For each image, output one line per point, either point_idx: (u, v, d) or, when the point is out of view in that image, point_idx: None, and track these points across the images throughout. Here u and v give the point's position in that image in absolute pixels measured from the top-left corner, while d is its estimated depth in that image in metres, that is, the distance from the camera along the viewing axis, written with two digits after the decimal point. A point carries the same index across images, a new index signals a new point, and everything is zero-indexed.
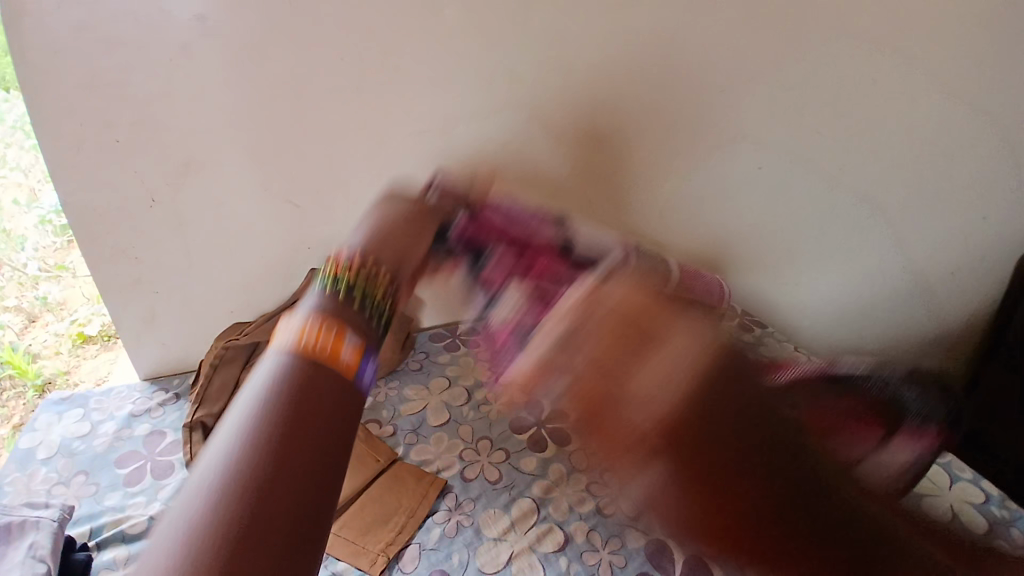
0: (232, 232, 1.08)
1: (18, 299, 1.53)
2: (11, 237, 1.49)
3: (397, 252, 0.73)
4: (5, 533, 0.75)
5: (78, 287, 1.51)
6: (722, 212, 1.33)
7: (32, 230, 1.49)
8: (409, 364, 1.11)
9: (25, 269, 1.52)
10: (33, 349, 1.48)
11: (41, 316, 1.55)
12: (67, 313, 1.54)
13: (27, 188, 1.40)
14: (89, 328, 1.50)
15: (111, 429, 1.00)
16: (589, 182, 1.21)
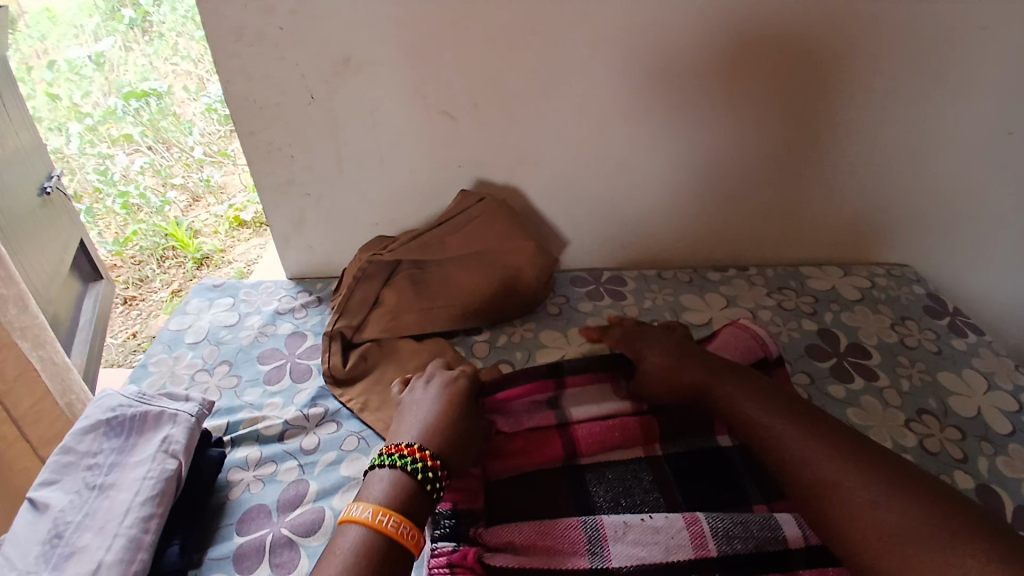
0: (382, 140, 1.02)
1: (185, 179, 1.80)
2: (180, 121, 1.83)
3: (463, 434, 0.67)
4: (142, 422, 0.74)
5: (238, 172, 1.86)
6: (945, 182, 1.07)
7: (198, 116, 1.86)
8: (548, 307, 1.03)
9: (192, 152, 1.83)
10: (196, 228, 1.72)
11: (203, 197, 1.80)
12: (226, 199, 1.79)
13: (199, 79, 1.88)
14: (245, 214, 1.74)
15: (255, 324, 1.02)
16: (783, 126, 1.02)
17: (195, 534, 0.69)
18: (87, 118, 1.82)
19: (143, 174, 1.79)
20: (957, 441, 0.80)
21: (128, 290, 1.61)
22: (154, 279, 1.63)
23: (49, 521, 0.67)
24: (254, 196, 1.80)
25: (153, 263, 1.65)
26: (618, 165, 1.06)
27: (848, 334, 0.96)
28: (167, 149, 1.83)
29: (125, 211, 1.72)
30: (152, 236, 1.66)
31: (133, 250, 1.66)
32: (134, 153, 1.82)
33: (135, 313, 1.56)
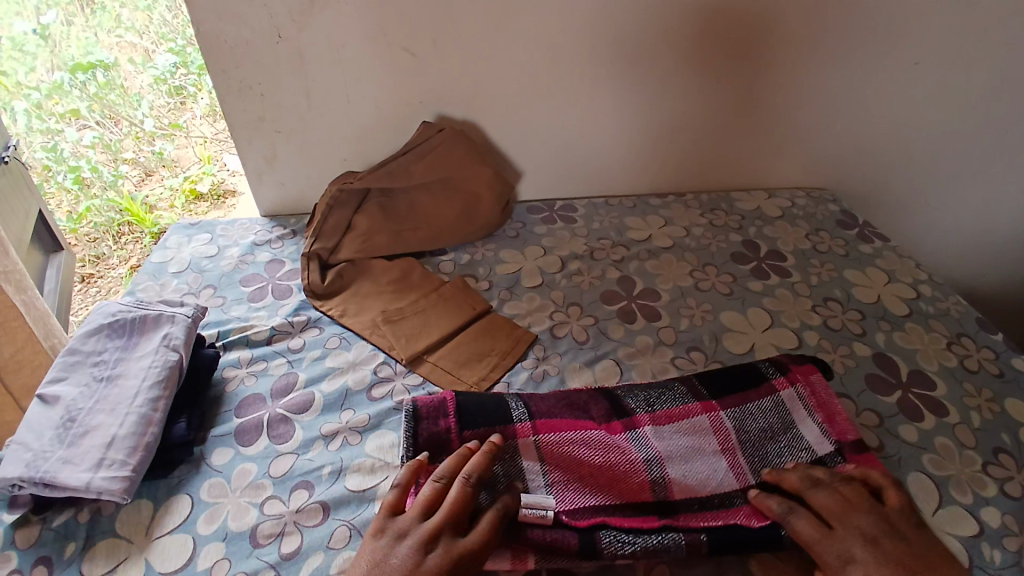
0: (348, 77, 1.10)
1: (135, 153, 1.85)
2: (128, 95, 1.86)
3: None
4: (142, 323, 0.83)
5: (191, 145, 1.93)
6: (855, 110, 1.21)
7: (146, 88, 1.91)
8: (507, 231, 1.14)
9: (142, 125, 1.87)
10: (151, 202, 1.78)
11: (155, 171, 1.87)
12: (180, 171, 1.87)
13: (145, 51, 1.93)
14: (201, 186, 1.81)
15: (235, 254, 1.10)
16: (713, 61, 1.13)
17: (198, 416, 0.78)
18: (33, 93, 1.72)
19: (93, 149, 1.79)
20: (857, 320, 0.96)
21: (84, 268, 1.62)
22: (112, 255, 1.67)
23: (59, 410, 0.74)
24: (208, 167, 1.87)
25: (109, 240, 1.68)
26: (567, 100, 1.16)
27: (769, 244, 1.11)
28: (115, 124, 1.84)
29: (77, 187, 1.72)
30: (107, 211, 1.69)
31: (87, 227, 1.68)
32: (83, 128, 1.81)
33: (93, 290, 1.59)
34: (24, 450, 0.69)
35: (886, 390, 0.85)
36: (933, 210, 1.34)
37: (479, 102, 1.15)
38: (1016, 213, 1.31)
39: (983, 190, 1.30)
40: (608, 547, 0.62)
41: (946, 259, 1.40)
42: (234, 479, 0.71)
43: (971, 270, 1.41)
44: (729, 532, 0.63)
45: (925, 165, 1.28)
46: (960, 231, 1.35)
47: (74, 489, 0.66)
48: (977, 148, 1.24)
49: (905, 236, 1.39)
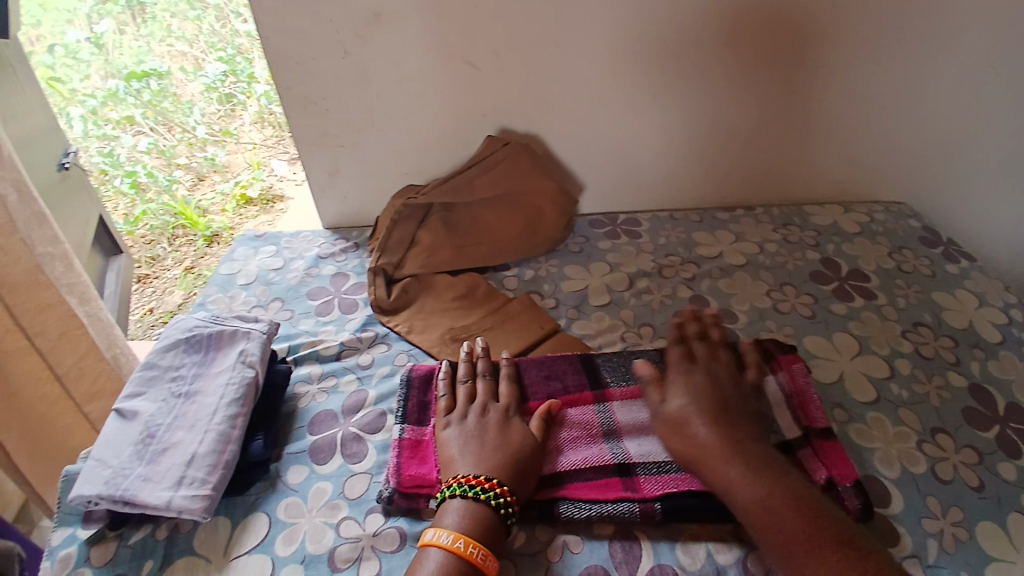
0: (412, 90, 1.09)
1: (188, 159, 1.90)
2: (180, 102, 1.94)
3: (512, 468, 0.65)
4: (218, 339, 0.84)
5: (241, 150, 1.95)
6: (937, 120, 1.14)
7: (199, 95, 1.97)
8: (570, 245, 1.11)
9: (195, 132, 1.93)
10: (204, 207, 1.80)
11: (208, 176, 1.89)
12: (232, 176, 1.88)
13: (195, 60, 2.00)
14: (251, 191, 1.83)
15: (301, 267, 1.10)
16: (783, 71, 1.09)
17: (274, 431, 0.78)
18: (88, 100, 1.87)
19: (148, 154, 1.86)
20: (949, 348, 0.89)
21: (141, 269, 1.68)
22: (166, 257, 1.69)
23: (139, 425, 0.75)
24: (258, 172, 1.89)
25: (164, 242, 1.72)
26: (630, 111, 1.13)
27: (849, 262, 1.05)
28: (169, 130, 1.92)
29: (133, 191, 1.79)
30: (162, 215, 1.75)
31: (143, 229, 1.75)
32: (137, 134, 1.91)
33: (150, 290, 1.62)
34: (105, 467, 0.70)
35: (983, 423, 0.79)
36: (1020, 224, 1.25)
37: (542, 115, 1.13)
38: None
39: None
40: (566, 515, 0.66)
41: None
42: (311, 498, 0.71)
43: None
44: (685, 504, 0.66)
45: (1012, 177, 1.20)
46: None
47: (154, 507, 0.67)
48: None
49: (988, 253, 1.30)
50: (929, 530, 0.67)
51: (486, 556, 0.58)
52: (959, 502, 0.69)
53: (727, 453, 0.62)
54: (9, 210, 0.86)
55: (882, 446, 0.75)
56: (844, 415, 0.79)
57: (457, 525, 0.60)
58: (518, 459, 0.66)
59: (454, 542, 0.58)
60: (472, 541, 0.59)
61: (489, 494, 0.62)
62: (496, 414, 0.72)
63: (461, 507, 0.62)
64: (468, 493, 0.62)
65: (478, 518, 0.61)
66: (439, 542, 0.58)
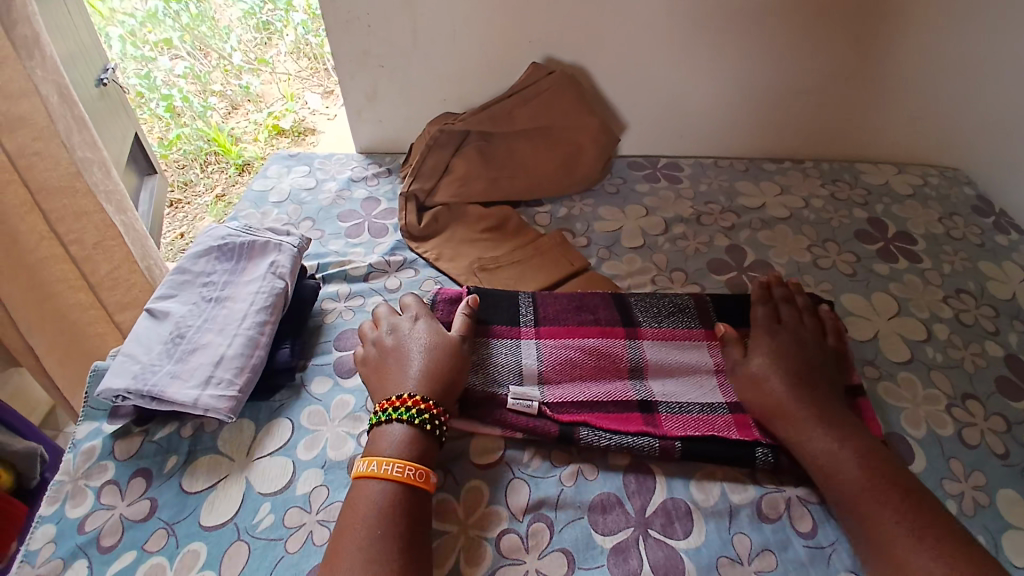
0: (458, 12, 1.05)
1: (224, 87, 1.88)
2: (217, 28, 1.90)
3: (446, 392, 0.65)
4: (250, 249, 0.84)
5: (276, 80, 1.94)
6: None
7: (236, 22, 1.94)
8: (606, 187, 1.08)
9: (231, 59, 1.89)
10: (236, 134, 1.79)
11: (242, 105, 1.89)
12: (265, 107, 1.87)
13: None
14: (284, 122, 1.82)
15: (332, 189, 1.09)
16: (852, 18, 1.02)
17: (301, 342, 0.79)
18: (128, 20, 1.84)
19: (184, 78, 1.84)
20: (991, 317, 0.86)
21: (173, 193, 1.67)
22: (198, 182, 1.70)
23: (169, 325, 0.77)
24: (291, 104, 1.87)
25: (196, 168, 1.71)
26: (685, 51, 1.07)
27: (897, 224, 1.00)
28: (205, 56, 1.89)
29: (168, 115, 1.76)
30: (196, 140, 1.73)
31: (177, 154, 1.73)
32: (175, 58, 1.88)
33: (181, 215, 1.63)
34: (134, 362, 0.72)
35: (1015, 393, 0.76)
36: None
37: (589, 47, 1.08)
38: None
39: None
40: (584, 440, 0.66)
41: None
42: (333, 409, 0.72)
43: None
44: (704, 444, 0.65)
45: None
46: None
47: (182, 404, 0.69)
48: None
49: None
50: (949, 491, 0.65)
51: (427, 473, 0.60)
52: (981, 466, 0.68)
53: (814, 417, 0.63)
54: (51, 112, 0.85)
55: (910, 407, 0.73)
56: (875, 372, 0.77)
57: (395, 451, 0.60)
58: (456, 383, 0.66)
59: (368, 466, 0.59)
60: (410, 463, 0.59)
61: (423, 416, 0.62)
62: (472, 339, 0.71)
63: (399, 432, 0.61)
64: (404, 417, 0.62)
65: (410, 439, 0.61)
66: (360, 470, 0.59)
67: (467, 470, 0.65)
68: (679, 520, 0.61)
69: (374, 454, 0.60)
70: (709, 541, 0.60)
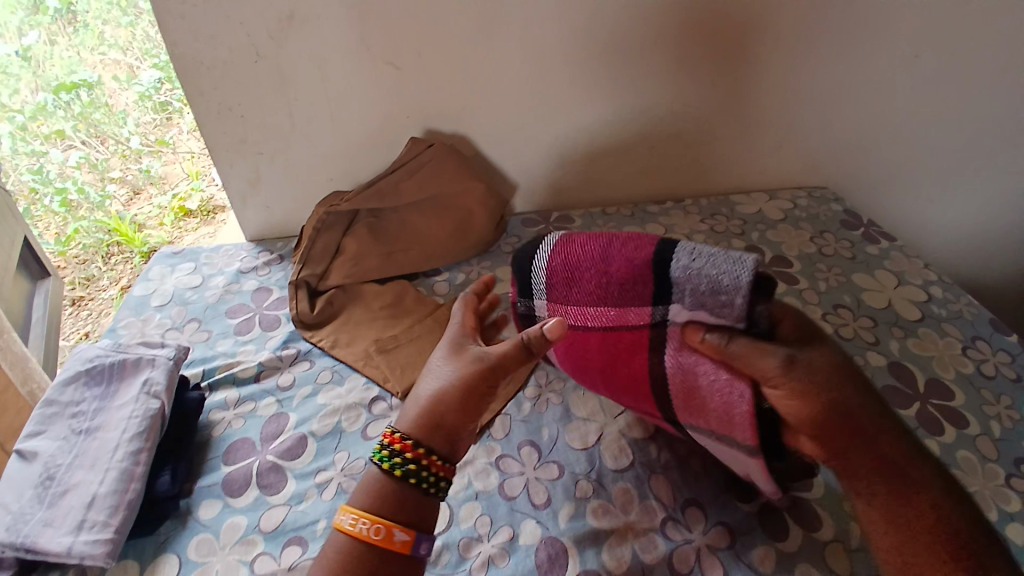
0: (333, 94, 1.05)
1: (123, 172, 1.77)
2: (113, 113, 1.80)
3: (456, 417, 0.60)
4: (122, 368, 0.78)
5: (179, 160, 1.83)
6: (863, 115, 1.18)
7: (131, 105, 1.84)
8: (502, 246, 1.10)
9: (129, 143, 1.80)
10: (140, 221, 1.69)
11: (144, 189, 1.77)
12: (168, 189, 1.76)
13: (129, 68, 1.86)
14: (190, 203, 1.71)
15: (220, 283, 1.05)
16: (707, 68, 1.10)
17: (185, 464, 0.74)
18: (17, 115, 1.68)
19: (79, 169, 1.73)
20: (870, 328, 0.91)
21: (75, 290, 1.55)
22: (102, 276, 1.58)
23: (38, 466, 0.70)
24: (197, 183, 1.77)
25: (98, 261, 1.60)
26: (559, 108, 1.12)
27: (773, 249, 1.07)
28: (102, 143, 1.78)
29: (65, 210, 1.67)
30: (95, 232, 1.62)
31: (76, 249, 1.62)
32: (68, 149, 1.75)
33: (86, 312, 1.51)
34: (2, 514, 0.66)
35: (904, 401, 0.80)
36: (938, 201, 1.28)
37: (468, 113, 1.11)
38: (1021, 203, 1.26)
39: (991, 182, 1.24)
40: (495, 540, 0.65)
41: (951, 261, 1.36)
42: (223, 534, 0.67)
43: (988, 268, 1.36)
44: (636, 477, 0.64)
45: (926, 160, 1.23)
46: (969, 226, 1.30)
47: (54, 554, 0.62)
48: (979, 144, 1.20)
49: (915, 231, 1.33)
50: None
51: (391, 530, 0.56)
52: None
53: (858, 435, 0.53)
54: None
55: None
56: None
57: (361, 497, 0.59)
58: (464, 390, 0.60)
59: (353, 523, 0.57)
60: (372, 517, 0.57)
61: (394, 460, 0.59)
62: (462, 343, 0.65)
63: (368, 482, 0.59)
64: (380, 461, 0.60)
65: (386, 494, 0.59)
66: (340, 523, 0.58)
67: None
68: None
69: (357, 508, 0.58)
70: None
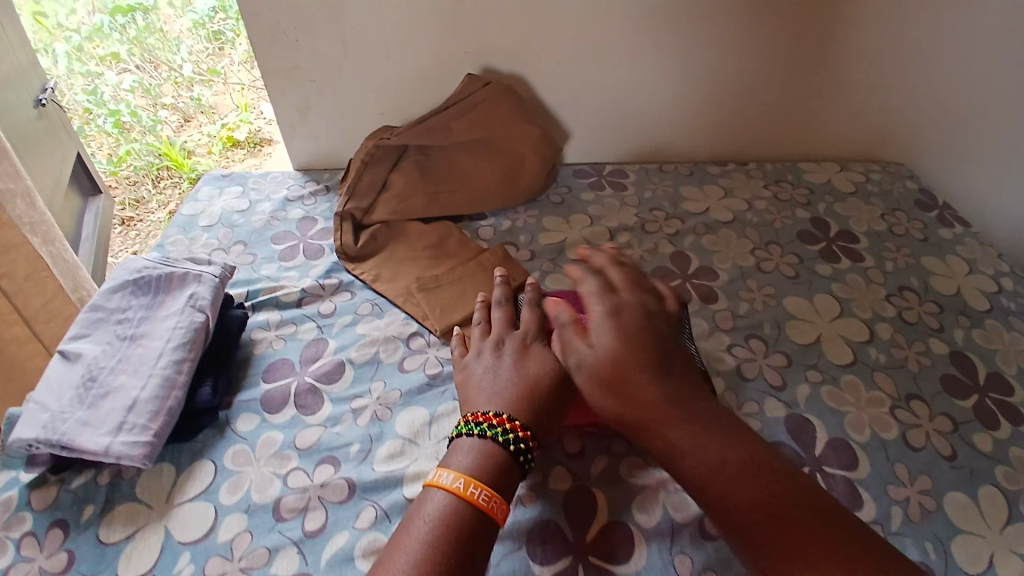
0: (389, 22, 1.02)
1: (175, 99, 1.77)
2: (166, 40, 1.77)
3: None
4: (168, 282, 0.79)
5: (229, 91, 1.82)
6: (916, 92, 1.10)
7: (185, 33, 1.80)
8: (551, 196, 1.06)
9: (181, 71, 1.77)
10: (190, 147, 1.70)
11: (194, 117, 1.78)
12: (218, 118, 1.76)
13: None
14: (238, 133, 1.72)
15: (266, 210, 1.05)
16: (787, 21, 1.02)
17: (225, 379, 0.75)
18: (73, 36, 1.73)
19: (133, 94, 1.72)
20: (935, 314, 0.86)
21: (124, 211, 1.58)
22: (151, 199, 1.61)
23: (81, 368, 0.71)
24: (245, 114, 1.77)
25: (148, 184, 1.62)
26: (622, 56, 1.06)
27: (839, 222, 1.00)
28: (156, 69, 1.77)
29: (117, 131, 1.67)
30: (145, 155, 1.63)
31: (127, 170, 1.62)
32: (122, 72, 1.76)
33: (133, 233, 1.54)
34: (44, 410, 0.66)
35: (962, 393, 0.76)
36: None
37: (528, 55, 1.06)
38: None
39: None
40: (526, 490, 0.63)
41: None
42: (259, 447, 0.68)
43: None
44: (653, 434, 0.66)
45: None
46: None
47: (92, 453, 0.63)
48: None
49: None
50: (894, 498, 0.64)
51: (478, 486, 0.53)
52: (929, 470, 0.67)
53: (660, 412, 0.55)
54: None
55: (854, 411, 0.72)
56: (818, 376, 0.76)
57: (463, 462, 0.55)
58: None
59: (453, 481, 0.53)
60: (474, 481, 0.53)
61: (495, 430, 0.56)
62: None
63: (470, 445, 0.56)
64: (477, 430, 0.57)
65: (489, 456, 0.55)
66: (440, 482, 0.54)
67: (394, 504, 0.61)
68: (622, 546, 0.59)
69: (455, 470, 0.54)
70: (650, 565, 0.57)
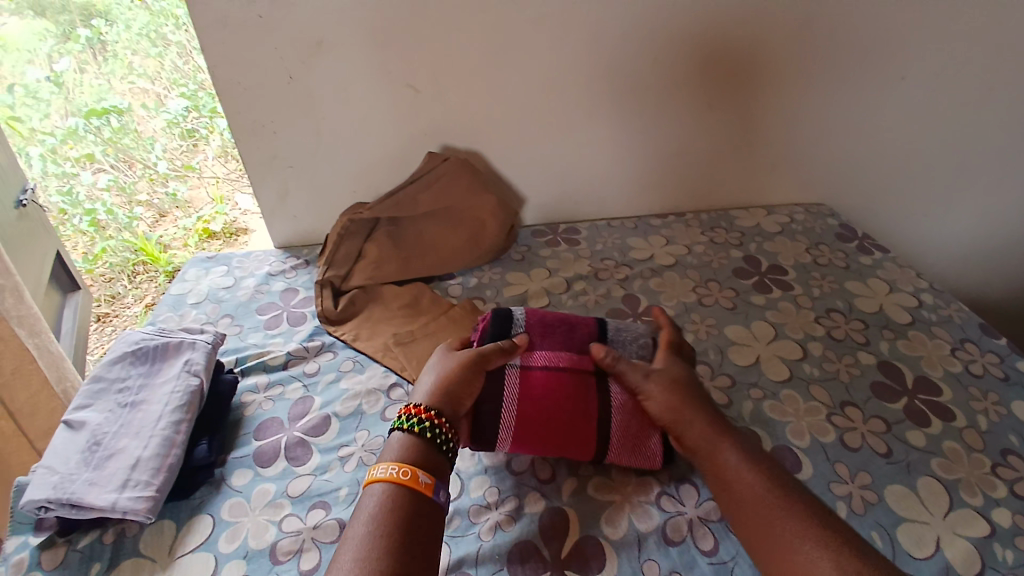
0: (358, 113, 1.15)
1: (149, 195, 1.84)
2: (140, 138, 1.84)
3: None
4: (164, 351, 0.86)
5: (204, 185, 1.89)
6: (825, 144, 1.26)
7: (159, 132, 1.86)
8: (512, 254, 1.17)
9: (156, 168, 1.83)
10: (166, 241, 1.78)
11: (170, 212, 1.85)
12: (194, 212, 1.84)
13: (157, 96, 1.87)
14: (214, 225, 1.80)
15: (250, 285, 1.13)
16: (709, 93, 1.18)
17: (218, 438, 0.80)
18: (48, 139, 1.76)
19: (108, 191, 1.81)
20: (860, 330, 0.97)
21: (99, 307, 1.68)
22: (126, 294, 1.71)
23: (85, 434, 0.76)
24: (221, 207, 1.84)
25: (124, 280, 1.71)
26: (567, 130, 1.20)
27: (769, 258, 1.13)
28: (130, 167, 1.83)
29: (93, 229, 1.75)
30: (122, 251, 1.71)
31: (102, 267, 1.71)
32: (97, 172, 1.83)
33: (108, 329, 1.63)
34: (53, 473, 0.71)
35: (892, 396, 0.85)
36: (928, 209, 1.35)
37: (484, 132, 1.20)
38: (1010, 207, 1.33)
39: (980, 189, 1.32)
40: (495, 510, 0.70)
41: (942, 266, 1.43)
42: (254, 498, 0.73)
43: (977, 272, 1.43)
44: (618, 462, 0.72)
45: (918, 175, 1.30)
46: (959, 231, 1.37)
47: (100, 509, 0.68)
48: (966, 159, 1.28)
49: (912, 237, 1.39)
50: (838, 494, 0.72)
51: (415, 473, 0.59)
52: (867, 466, 0.76)
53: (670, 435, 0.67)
54: None
55: (794, 419, 0.81)
56: (760, 393, 0.85)
57: (389, 455, 0.62)
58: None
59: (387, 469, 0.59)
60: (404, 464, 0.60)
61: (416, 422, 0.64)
62: None
63: (397, 440, 0.63)
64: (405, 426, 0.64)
65: (415, 446, 0.62)
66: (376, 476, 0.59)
67: None
68: (595, 557, 0.65)
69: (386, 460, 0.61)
70: (621, 571, 0.64)
